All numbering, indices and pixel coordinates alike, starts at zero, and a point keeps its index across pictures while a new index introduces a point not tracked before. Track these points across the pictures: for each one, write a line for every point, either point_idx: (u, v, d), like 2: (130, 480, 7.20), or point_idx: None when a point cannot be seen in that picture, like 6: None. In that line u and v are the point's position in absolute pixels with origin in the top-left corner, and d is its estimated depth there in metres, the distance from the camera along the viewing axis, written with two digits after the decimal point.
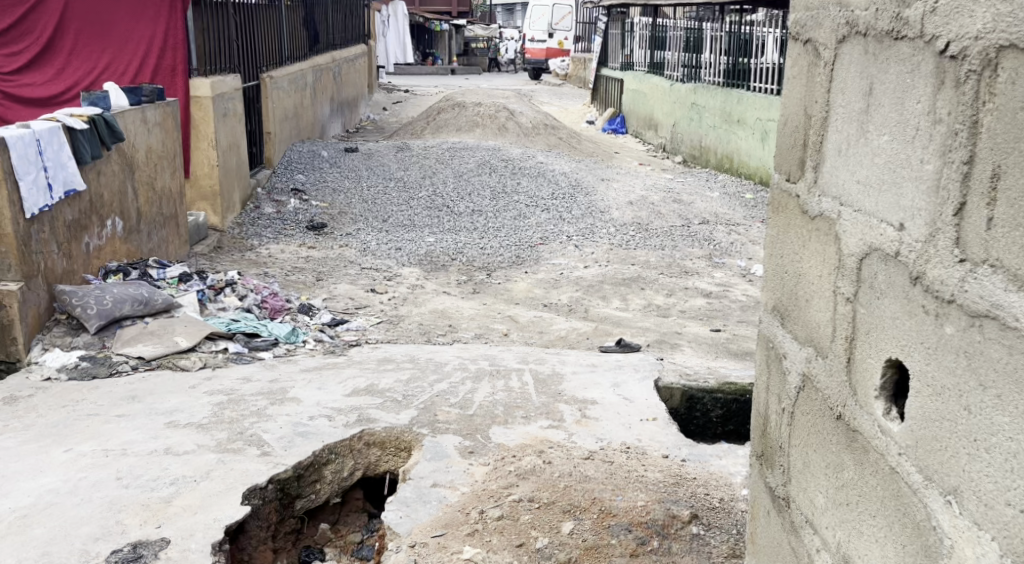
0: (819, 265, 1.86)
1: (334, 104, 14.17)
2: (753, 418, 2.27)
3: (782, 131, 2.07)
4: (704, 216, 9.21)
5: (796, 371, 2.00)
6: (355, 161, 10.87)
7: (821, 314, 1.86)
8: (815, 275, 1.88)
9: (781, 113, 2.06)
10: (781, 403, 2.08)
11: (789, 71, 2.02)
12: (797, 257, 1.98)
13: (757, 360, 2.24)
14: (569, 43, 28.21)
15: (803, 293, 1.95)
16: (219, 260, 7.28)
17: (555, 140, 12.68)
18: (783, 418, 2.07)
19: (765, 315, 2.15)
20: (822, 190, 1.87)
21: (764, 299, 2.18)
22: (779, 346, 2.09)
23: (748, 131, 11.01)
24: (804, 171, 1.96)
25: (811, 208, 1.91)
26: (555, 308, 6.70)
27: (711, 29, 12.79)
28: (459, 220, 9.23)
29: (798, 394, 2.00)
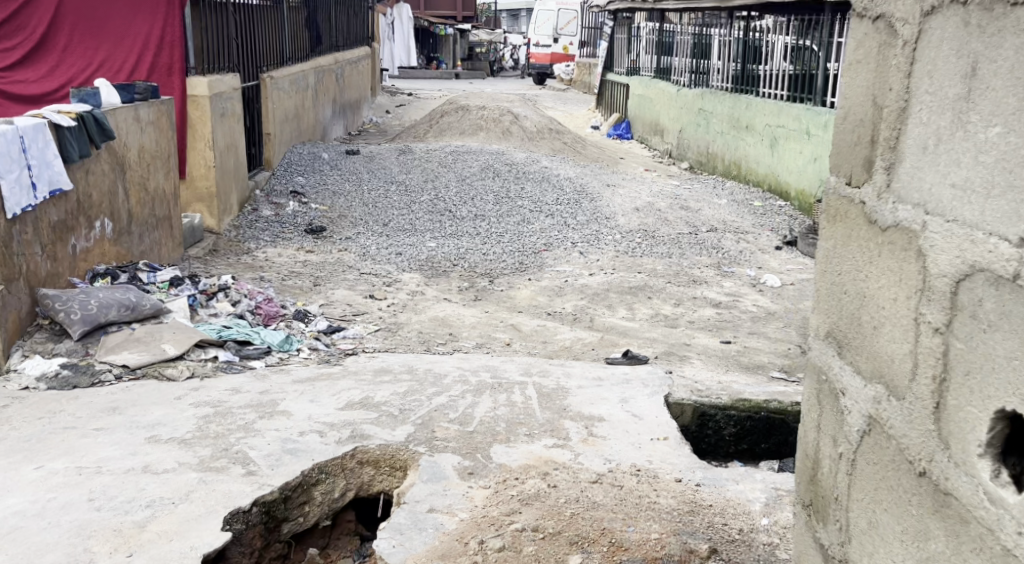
0: (893, 288, 1.68)
1: (336, 106, 13.98)
2: (797, 461, 2.10)
3: (841, 126, 1.89)
4: (712, 223, 9.00)
5: (859, 413, 1.82)
6: (356, 163, 10.68)
7: (898, 345, 1.68)
8: (887, 299, 1.71)
9: (841, 106, 1.87)
10: (837, 447, 1.91)
11: (851, 55, 1.84)
12: (862, 275, 1.80)
13: (805, 396, 2.06)
14: (574, 48, 28.01)
15: (870, 320, 1.78)
16: (214, 263, 7.08)
17: (559, 145, 12.48)
18: (840, 465, 1.90)
19: (818, 342, 1.98)
20: (896, 196, 1.70)
21: (815, 325, 2.00)
22: (835, 378, 1.92)
23: (756, 138, 10.80)
24: (873, 173, 1.78)
25: (883, 217, 1.73)
26: (559, 316, 6.48)
27: (721, 34, 12.56)
28: (462, 225, 9.02)
29: (862, 438, 1.82)
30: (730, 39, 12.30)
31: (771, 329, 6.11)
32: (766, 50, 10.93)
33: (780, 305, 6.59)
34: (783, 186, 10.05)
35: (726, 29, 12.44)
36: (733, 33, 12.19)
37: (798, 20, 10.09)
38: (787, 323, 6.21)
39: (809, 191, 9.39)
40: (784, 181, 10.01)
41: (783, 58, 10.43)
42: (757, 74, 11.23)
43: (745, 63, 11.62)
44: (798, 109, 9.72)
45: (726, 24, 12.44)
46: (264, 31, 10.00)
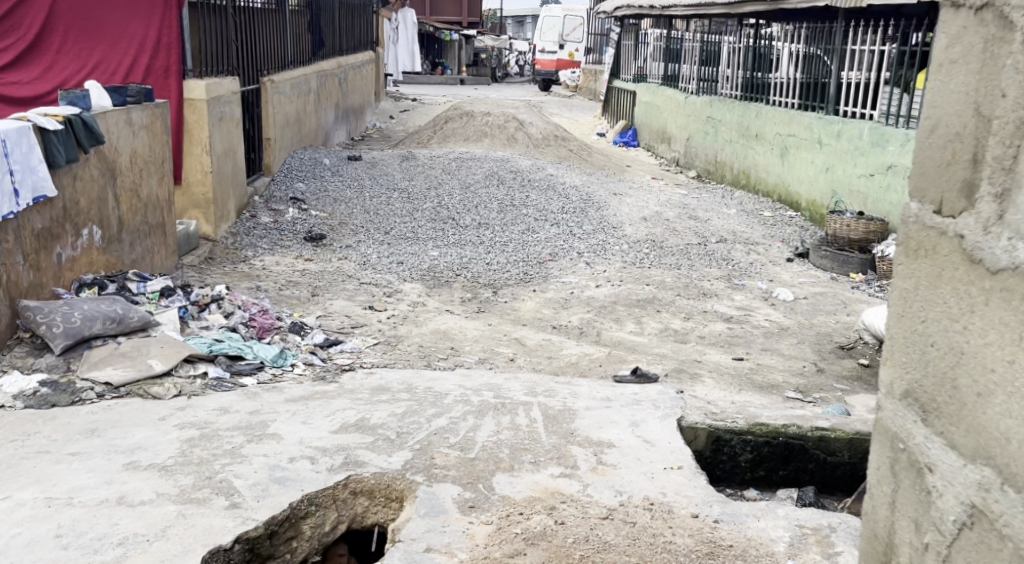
0: (1011, 346, 1.39)
1: (339, 111, 13.79)
2: (863, 544, 1.79)
3: (928, 142, 1.59)
4: (722, 234, 8.78)
5: (954, 497, 1.52)
6: (358, 169, 10.47)
7: (1016, 420, 1.38)
8: (1000, 360, 1.41)
9: (928, 117, 1.58)
10: (922, 535, 1.60)
11: (942, 54, 1.56)
12: (959, 328, 1.50)
13: (871, 466, 1.76)
14: (579, 55, 27.85)
15: (970, 384, 1.48)
16: (209, 272, 6.87)
17: (565, 152, 12.27)
18: (925, 558, 1.60)
19: (892, 405, 1.67)
20: (1012, 232, 1.40)
21: (887, 382, 1.69)
22: (919, 452, 1.60)
23: (765, 146, 10.59)
24: (976, 201, 1.48)
25: (991, 259, 1.44)
26: (565, 330, 6.27)
27: (730, 41, 12.36)
28: (465, 234, 8.81)
29: (959, 527, 1.52)
30: (739, 46, 12.10)
31: (785, 345, 5.89)
32: (776, 58, 10.71)
33: (793, 320, 6.36)
34: (793, 196, 9.83)
35: (735, 37, 12.23)
36: (742, 40, 11.98)
37: (808, 28, 9.90)
38: (801, 339, 5.99)
39: (821, 201, 9.16)
40: (794, 191, 9.79)
41: (793, 65, 10.21)
42: (766, 82, 11.01)
43: (754, 71, 11.41)
44: (809, 117, 9.50)
45: (735, 31, 12.23)
46: (265, 34, 9.81)
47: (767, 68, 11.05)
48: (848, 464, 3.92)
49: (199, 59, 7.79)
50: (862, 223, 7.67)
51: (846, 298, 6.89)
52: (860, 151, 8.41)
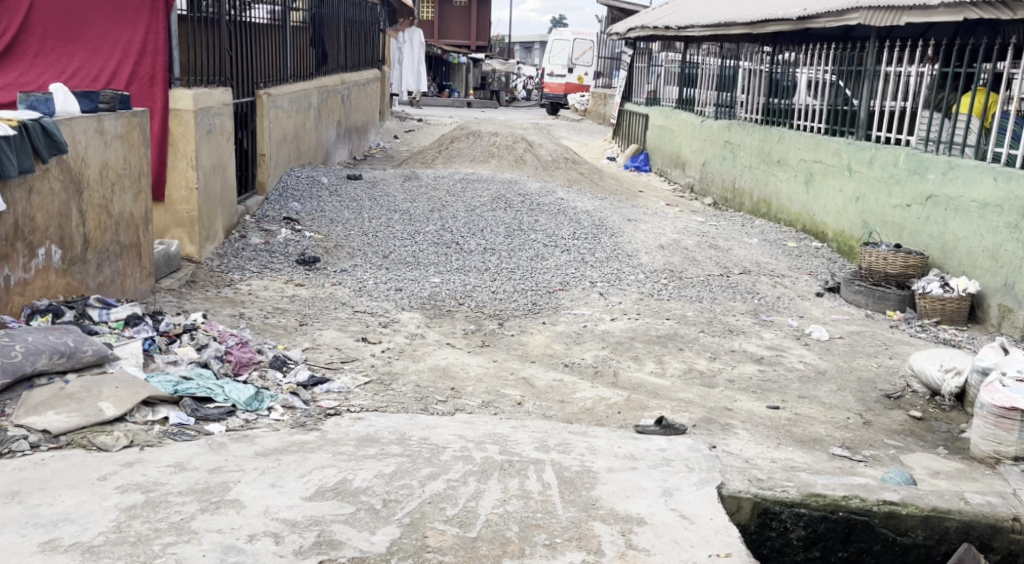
0: None
1: (341, 129, 13.25)
2: None
3: None
4: (744, 265, 8.19)
5: None
6: (358, 189, 9.89)
7: None
8: None
9: None
10: None
11: None
12: None
13: None
14: (589, 79, 27.38)
15: None
16: (190, 297, 6.32)
17: (575, 175, 11.69)
18: None
19: None
20: None
21: None
22: None
23: (788, 173, 10.04)
24: None
25: None
26: (579, 369, 5.66)
27: (751, 65, 11.79)
28: (469, 259, 8.24)
29: None
30: (759, 70, 11.54)
31: (825, 392, 5.26)
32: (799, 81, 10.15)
33: (830, 362, 5.75)
34: (818, 226, 9.24)
35: (755, 59, 11.67)
36: (762, 63, 11.42)
37: (837, 49, 9.35)
38: (842, 385, 5.36)
39: (850, 232, 8.59)
40: (819, 221, 9.20)
41: (818, 89, 9.63)
42: (789, 107, 10.42)
43: (776, 96, 10.82)
44: (836, 142, 8.93)
45: (755, 54, 11.67)
46: (263, 45, 9.30)
47: (790, 93, 10.48)
48: (922, 547, 3.54)
49: (189, 68, 7.27)
50: (900, 256, 7.07)
51: (886, 338, 6.29)
52: (895, 179, 7.82)
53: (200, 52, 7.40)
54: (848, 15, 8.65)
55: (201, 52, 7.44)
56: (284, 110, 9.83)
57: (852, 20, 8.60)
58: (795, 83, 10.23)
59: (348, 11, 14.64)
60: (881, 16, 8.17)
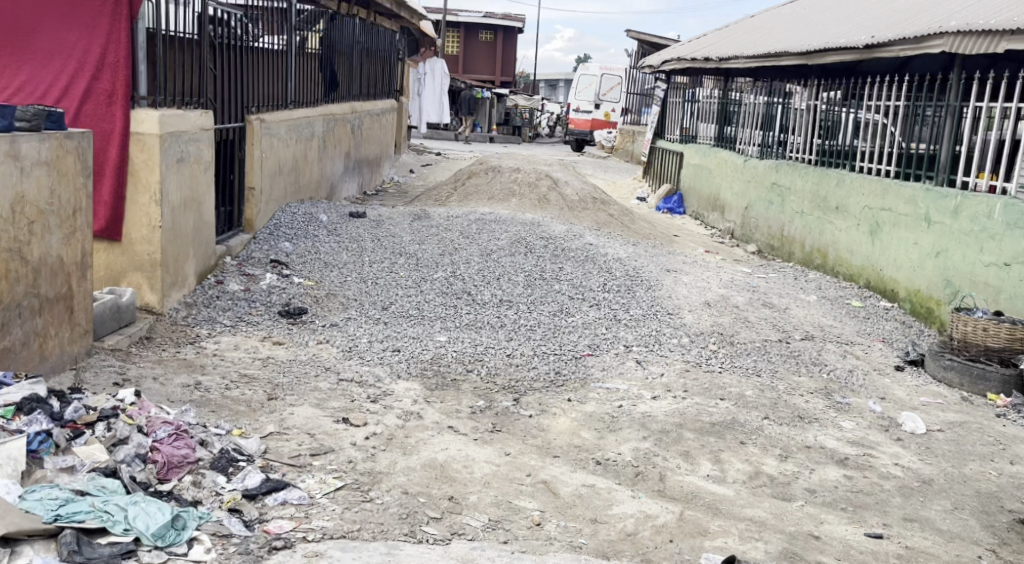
0: None
1: (351, 162, 12.16)
2: None
3: None
4: (802, 332, 7.02)
5: None
6: (360, 227, 8.71)
7: None
8: None
9: None
10: None
11: None
12: None
13: None
14: (616, 115, 26.39)
15: None
16: (139, 360, 5.19)
17: (605, 218, 10.55)
18: None
19: None
20: None
21: None
22: None
23: (848, 220, 8.96)
24: None
25: None
26: (614, 470, 4.45)
27: (806, 101, 10.66)
28: (482, 313, 7.11)
29: None
30: (816, 106, 10.42)
31: (937, 514, 4.05)
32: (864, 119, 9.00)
33: (935, 467, 4.54)
34: (886, 282, 8.16)
35: (810, 95, 10.55)
36: (821, 99, 10.31)
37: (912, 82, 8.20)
38: (959, 503, 4.17)
39: (926, 292, 7.47)
40: (888, 276, 8.10)
41: (888, 128, 8.47)
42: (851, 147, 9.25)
43: (837, 135, 9.66)
44: (910, 188, 7.82)
45: (812, 90, 10.55)
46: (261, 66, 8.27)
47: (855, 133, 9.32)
48: None
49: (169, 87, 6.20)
50: (1005, 326, 5.89)
51: (999, 434, 5.07)
52: (988, 233, 6.68)
53: (180, 68, 6.33)
54: (928, 42, 7.53)
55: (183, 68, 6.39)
56: (282, 139, 8.70)
57: (934, 48, 7.49)
58: (859, 120, 9.08)
59: (363, 39, 13.66)
60: (972, 41, 7.02)
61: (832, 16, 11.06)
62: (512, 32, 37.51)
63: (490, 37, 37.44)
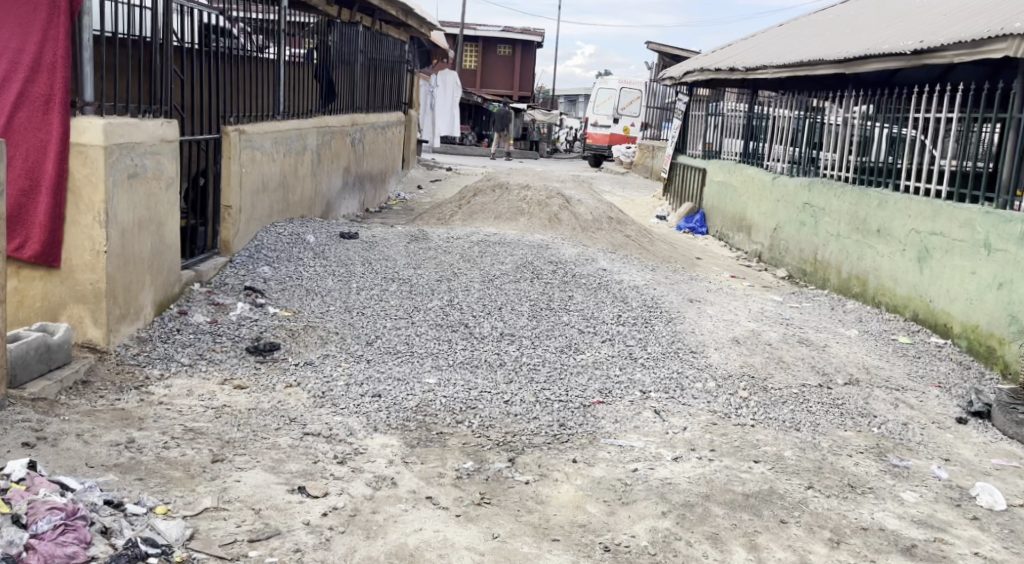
0: None
1: (352, 179, 11.35)
2: None
3: None
4: (844, 378, 6.24)
5: None
6: (351, 249, 7.85)
7: None
8: None
9: None
10: None
11: None
12: None
13: None
14: (635, 130, 25.68)
15: None
16: (67, 411, 4.39)
17: (621, 239, 9.77)
18: None
19: None
20: None
21: None
22: None
23: (892, 245, 8.43)
24: None
25: None
26: (627, 560, 3.70)
27: (842, 113, 9.87)
28: (480, 349, 6.29)
29: None
30: (856, 118, 9.64)
31: None
32: (914, 138, 8.35)
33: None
34: (936, 315, 7.62)
35: (847, 107, 9.77)
36: (863, 110, 9.52)
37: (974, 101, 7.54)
38: None
39: (986, 327, 6.95)
40: (939, 309, 7.58)
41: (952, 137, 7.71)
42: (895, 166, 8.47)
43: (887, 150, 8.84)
44: (965, 211, 7.34)
45: (850, 101, 9.76)
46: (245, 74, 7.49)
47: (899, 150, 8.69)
48: None
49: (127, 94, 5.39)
50: None
51: None
52: None
53: (141, 70, 5.53)
54: (992, 45, 6.91)
55: (157, 73, 5.68)
56: (269, 152, 7.87)
57: (996, 52, 6.89)
58: (914, 133, 8.33)
59: (367, 47, 12.92)
60: None
61: (868, 23, 10.28)
62: (530, 46, 36.92)
63: (508, 52, 36.86)
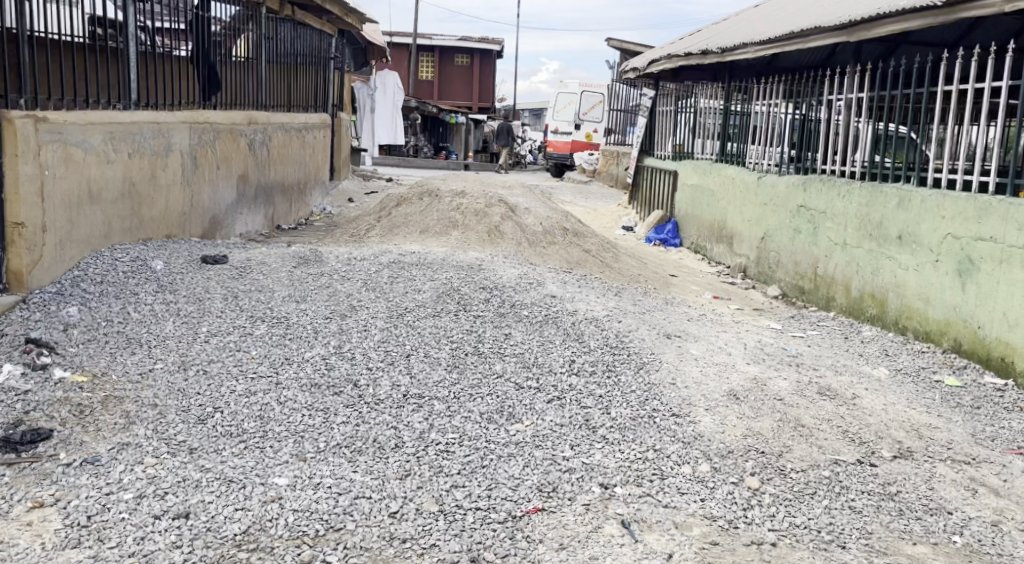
0: None
1: (256, 191, 9.38)
2: None
3: None
4: (890, 449, 4.38)
5: None
6: (212, 277, 5.84)
7: None
8: None
9: None
10: None
11: None
12: None
13: None
14: (598, 136, 23.88)
15: None
16: None
17: (578, 256, 7.92)
18: None
19: None
20: None
21: None
22: None
23: (923, 256, 6.67)
24: None
25: None
26: None
27: (838, 96, 8.13)
28: (372, 421, 4.34)
29: None
30: (860, 102, 7.90)
31: None
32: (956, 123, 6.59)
33: None
34: (990, 346, 5.94)
35: (847, 89, 8.03)
36: (870, 92, 7.77)
37: None
38: None
39: None
40: (993, 339, 5.91)
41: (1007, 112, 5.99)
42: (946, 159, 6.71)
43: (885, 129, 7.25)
44: None
45: (853, 80, 8.00)
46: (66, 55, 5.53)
47: (893, 150, 7.44)
48: None
49: None
50: None
51: None
52: None
53: None
54: None
55: None
56: (105, 149, 5.89)
57: None
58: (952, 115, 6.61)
59: (275, 36, 10.91)
60: None
61: None
62: (488, 56, 35.06)
63: (467, 62, 35.03)
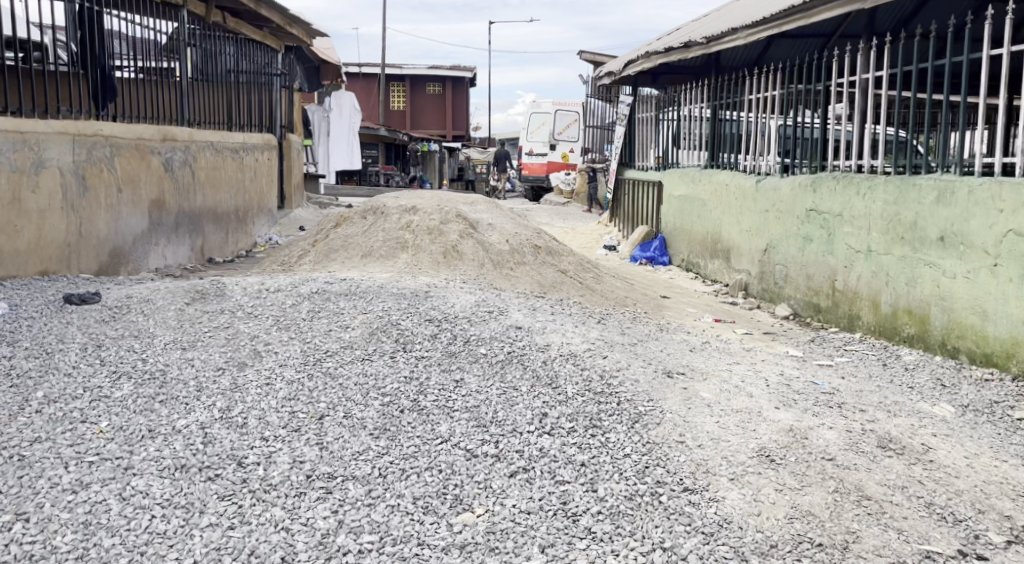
0: None
1: (177, 217, 8.06)
2: None
3: None
4: (998, 532, 3.13)
5: None
6: (72, 323, 4.52)
7: None
8: None
9: None
10: None
11: None
12: None
13: None
14: (575, 157, 22.68)
15: None
16: None
17: (552, 278, 6.63)
18: None
19: None
20: None
21: None
22: None
23: (975, 259, 5.42)
24: None
25: None
26: None
27: (849, 79, 6.92)
28: (252, 520, 3.01)
29: None
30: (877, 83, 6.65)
31: None
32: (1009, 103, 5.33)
33: None
34: None
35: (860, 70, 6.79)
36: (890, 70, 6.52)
37: None
38: None
39: None
40: None
41: None
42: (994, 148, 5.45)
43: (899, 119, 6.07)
44: None
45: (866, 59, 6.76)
46: None
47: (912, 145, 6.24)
48: None
49: None
50: None
51: None
52: None
53: None
54: None
55: None
56: None
57: None
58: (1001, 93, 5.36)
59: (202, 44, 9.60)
60: None
61: None
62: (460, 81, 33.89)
63: (438, 89, 33.88)
